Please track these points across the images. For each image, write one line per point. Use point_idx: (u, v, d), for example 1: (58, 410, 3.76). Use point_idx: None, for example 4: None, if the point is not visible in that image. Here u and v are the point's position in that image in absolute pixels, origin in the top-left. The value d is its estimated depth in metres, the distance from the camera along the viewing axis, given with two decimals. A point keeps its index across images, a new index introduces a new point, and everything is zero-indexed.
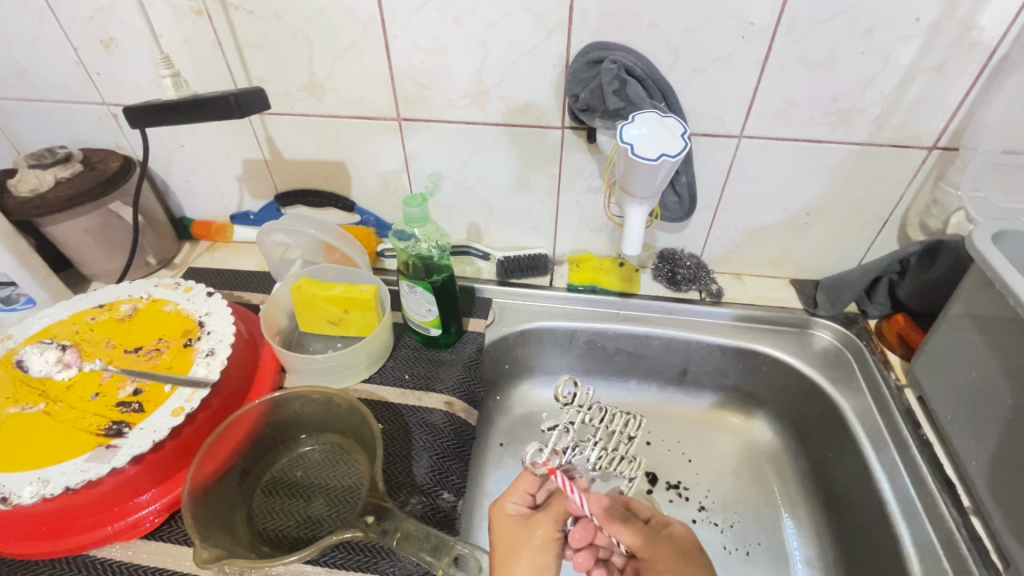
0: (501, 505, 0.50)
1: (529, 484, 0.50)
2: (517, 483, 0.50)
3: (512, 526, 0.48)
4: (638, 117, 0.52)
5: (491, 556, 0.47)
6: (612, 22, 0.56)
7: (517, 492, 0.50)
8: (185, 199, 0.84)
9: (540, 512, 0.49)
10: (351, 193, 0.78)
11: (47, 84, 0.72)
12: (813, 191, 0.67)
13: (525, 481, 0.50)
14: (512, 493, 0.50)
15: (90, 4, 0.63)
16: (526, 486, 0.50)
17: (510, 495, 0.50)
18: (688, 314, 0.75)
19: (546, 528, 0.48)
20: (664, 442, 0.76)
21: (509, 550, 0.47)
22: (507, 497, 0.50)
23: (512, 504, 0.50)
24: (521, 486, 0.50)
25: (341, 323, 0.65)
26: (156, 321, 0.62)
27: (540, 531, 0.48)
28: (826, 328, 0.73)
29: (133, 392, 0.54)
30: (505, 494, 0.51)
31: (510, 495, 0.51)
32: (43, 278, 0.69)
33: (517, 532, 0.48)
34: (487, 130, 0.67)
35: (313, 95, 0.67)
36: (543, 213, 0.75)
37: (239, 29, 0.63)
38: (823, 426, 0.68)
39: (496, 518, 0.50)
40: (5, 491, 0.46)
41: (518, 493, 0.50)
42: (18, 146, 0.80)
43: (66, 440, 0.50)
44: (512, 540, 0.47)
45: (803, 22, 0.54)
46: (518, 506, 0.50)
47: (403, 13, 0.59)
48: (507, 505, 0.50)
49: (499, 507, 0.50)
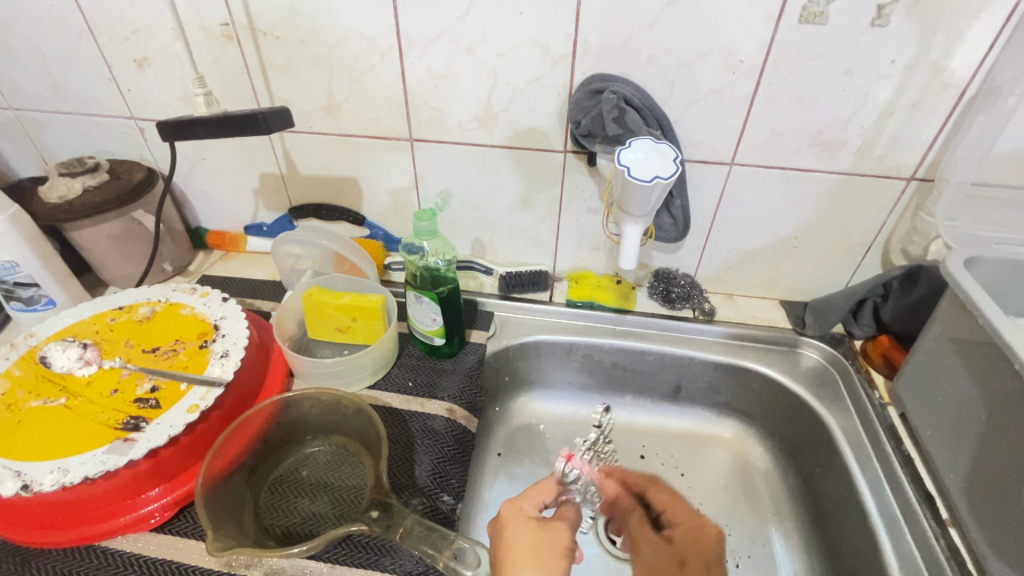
0: (518, 506, 0.52)
1: (547, 491, 0.54)
2: (537, 489, 0.54)
3: (527, 526, 0.50)
4: (634, 143, 0.56)
5: (504, 551, 0.47)
6: (612, 56, 0.61)
7: (535, 496, 0.54)
8: (202, 209, 0.87)
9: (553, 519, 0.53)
10: (361, 208, 0.82)
11: (79, 98, 0.76)
12: (800, 216, 0.71)
13: (544, 488, 0.54)
14: (530, 497, 0.53)
15: (128, 27, 0.68)
16: (545, 494, 0.54)
17: (527, 498, 0.53)
18: (681, 331, 0.78)
19: (561, 533, 0.51)
20: (657, 455, 0.78)
21: (525, 546, 0.48)
22: (523, 500, 0.53)
23: (529, 505, 0.52)
24: (541, 492, 0.54)
25: (348, 330, 0.68)
26: (172, 323, 0.65)
27: (560, 538, 0.51)
28: (813, 347, 0.75)
29: (151, 390, 0.56)
30: (521, 498, 0.53)
31: (527, 499, 0.53)
32: (64, 280, 0.72)
33: (533, 532, 0.49)
34: (493, 152, 0.71)
35: (330, 115, 0.72)
36: (544, 231, 0.78)
37: (266, 52, 0.67)
38: (812, 442, 0.71)
39: (511, 516, 0.51)
40: (27, 478, 0.49)
41: (535, 497, 0.53)
42: (45, 155, 0.84)
43: (86, 432, 0.52)
44: (528, 541, 0.48)
45: (788, 62, 0.58)
46: (534, 509, 0.53)
47: (420, 42, 0.63)
48: (522, 504, 0.52)
49: (516, 507, 0.52)
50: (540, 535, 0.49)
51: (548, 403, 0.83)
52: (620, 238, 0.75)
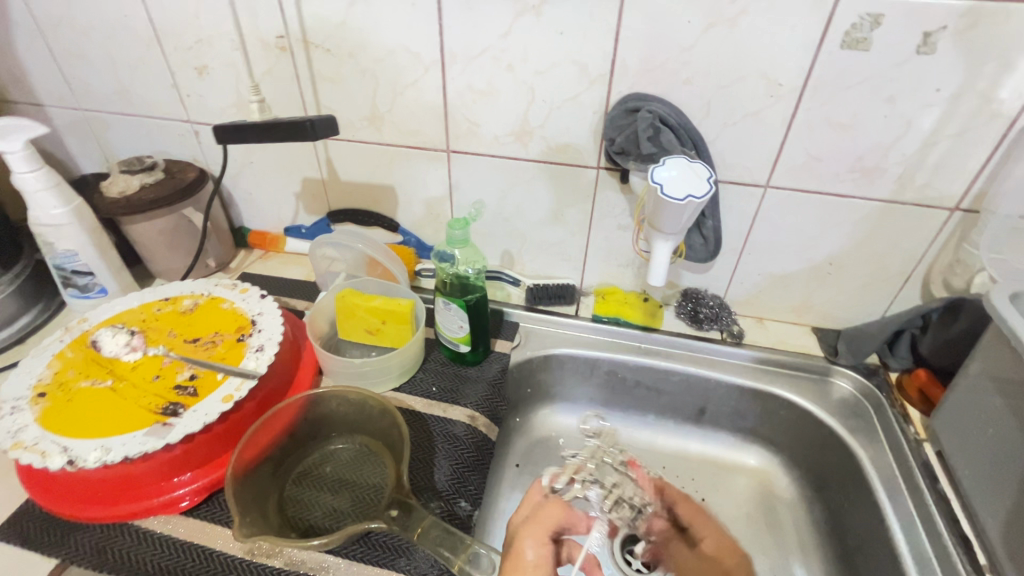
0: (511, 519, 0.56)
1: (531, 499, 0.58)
2: (525, 500, 0.58)
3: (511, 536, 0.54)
4: (668, 161, 0.56)
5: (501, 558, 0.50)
6: (650, 77, 0.62)
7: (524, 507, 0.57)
8: (246, 210, 0.91)
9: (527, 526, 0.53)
10: (396, 215, 0.84)
11: (143, 102, 0.82)
12: (834, 243, 0.70)
13: (532, 494, 0.58)
14: (522, 506, 0.57)
15: (192, 37, 0.73)
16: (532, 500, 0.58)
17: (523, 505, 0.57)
18: (708, 353, 0.77)
19: (530, 541, 0.51)
20: (679, 479, 0.77)
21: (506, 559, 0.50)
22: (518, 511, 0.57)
23: (522, 512, 0.56)
24: (529, 499, 0.58)
25: (377, 333, 0.70)
26: (213, 316, 0.68)
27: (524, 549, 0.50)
28: (845, 377, 0.73)
29: (190, 377, 0.59)
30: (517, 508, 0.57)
31: (522, 508, 0.57)
32: (116, 270, 0.77)
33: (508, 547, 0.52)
34: (527, 165, 0.73)
35: (372, 125, 0.75)
36: (574, 245, 0.79)
37: (317, 64, 0.71)
38: (840, 475, 0.69)
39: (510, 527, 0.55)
40: (72, 454, 0.51)
41: (524, 507, 0.57)
42: (107, 153, 0.90)
43: (128, 414, 0.55)
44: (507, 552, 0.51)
45: (827, 87, 0.58)
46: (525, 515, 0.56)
47: (462, 58, 0.66)
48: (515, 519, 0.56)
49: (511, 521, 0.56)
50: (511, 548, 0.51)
51: (569, 418, 0.83)
52: (649, 255, 0.73)
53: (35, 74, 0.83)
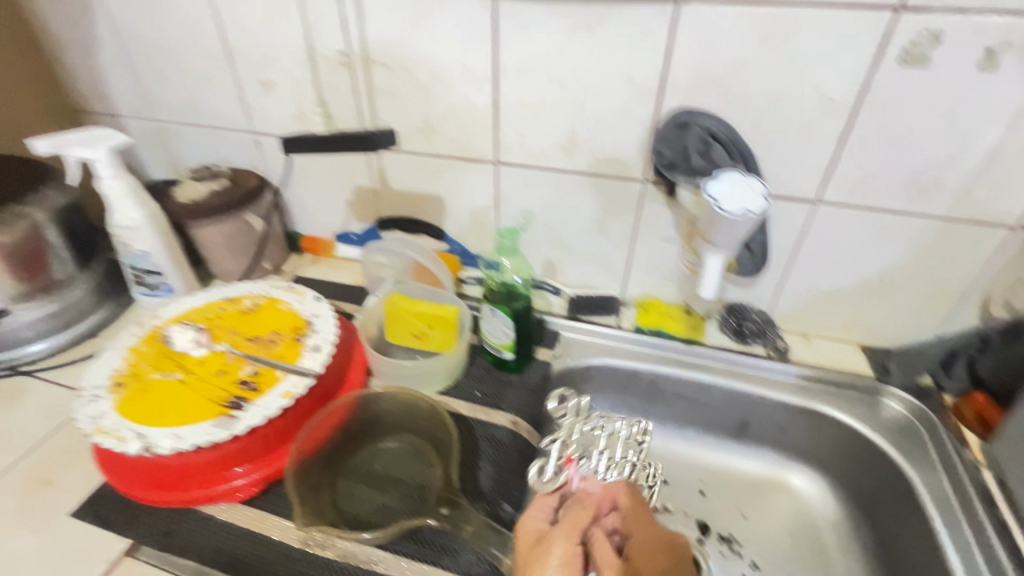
0: (524, 525, 0.53)
1: (544, 503, 0.54)
2: (535, 504, 0.54)
3: (532, 544, 0.51)
4: (721, 176, 0.57)
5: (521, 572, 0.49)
6: (700, 92, 0.63)
7: (535, 510, 0.54)
8: (299, 216, 0.95)
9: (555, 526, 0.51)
10: (442, 223, 0.87)
11: (211, 113, 0.87)
12: (886, 259, 0.68)
13: (541, 499, 0.55)
14: (532, 512, 0.54)
15: (261, 54, 0.78)
16: (546, 502, 0.55)
17: (532, 512, 0.54)
18: (751, 368, 0.76)
19: (562, 539, 0.49)
20: (718, 494, 0.76)
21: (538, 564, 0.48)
22: (530, 517, 0.53)
23: (536, 518, 0.53)
24: (539, 504, 0.54)
25: (423, 338, 0.72)
26: (272, 316, 0.71)
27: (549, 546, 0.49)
28: (896, 398, 0.71)
29: (252, 373, 0.63)
30: (526, 515, 0.54)
31: (532, 513, 0.54)
32: (182, 270, 0.82)
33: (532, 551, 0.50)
34: (573, 177, 0.74)
35: (425, 137, 0.78)
36: (617, 256, 0.80)
37: (375, 78, 0.75)
38: (889, 498, 0.67)
39: (524, 535, 0.52)
40: (148, 441, 0.55)
41: (538, 511, 0.54)
42: (175, 161, 0.96)
43: (197, 406, 0.59)
44: (532, 561, 0.48)
45: (882, 103, 0.58)
46: (539, 520, 0.53)
47: (514, 73, 0.68)
48: (528, 523, 0.53)
49: (524, 528, 0.52)
50: (536, 549, 0.49)
51: None
52: (700, 268, 0.72)
53: (115, 88, 0.90)
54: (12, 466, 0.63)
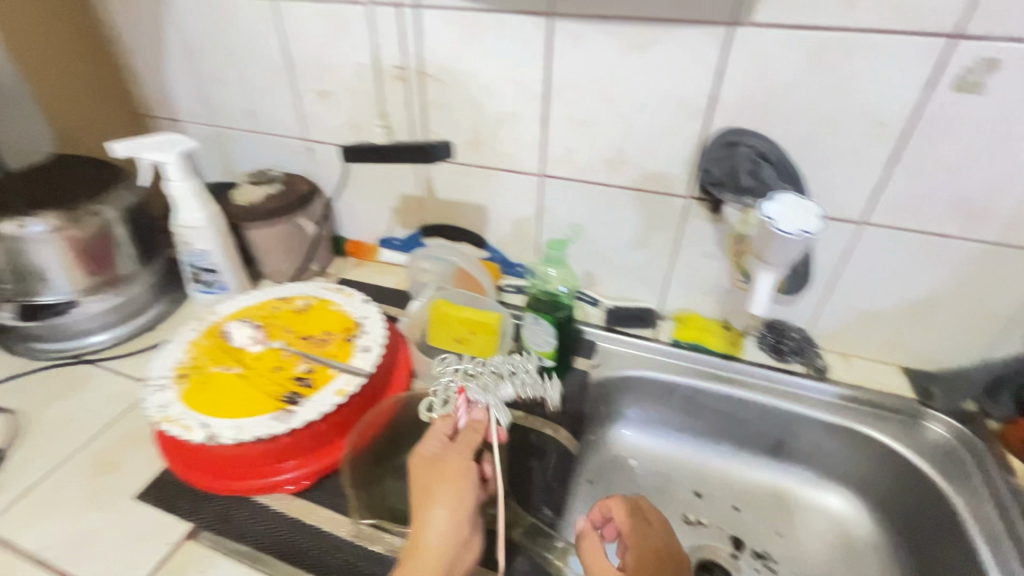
0: (417, 450, 0.57)
1: (441, 427, 0.58)
2: (432, 429, 0.58)
3: (426, 469, 0.55)
4: (777, 197, 0.58)
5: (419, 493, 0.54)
6: (749, 113, 0.64)
7: (431, 436, 0.58)
8: (345, 221, 0.99)
9: (450, 450, 0.56)
10: (484, 232, 0.89)
11: (268, 120, 0.91)
12: (931, 282, 0.68)
13: (437, 425, 0.58)
14: (426, 437, 0.58)
15: (320, 66, 0.82)
16: (441, 428, 0.58)
17: (427, 438, 0.58)
18: (790, 385, 0.76)
19: (457, 462, 0.55)
20: (752, 510, 0.77)
21: (433, 493, 0.53)
22: (425, 442, 0.57)
23: (431, 443, 0.57)
24: (433, 429, 0.58)
25: (464, 342, 0.74)
26: (323, 316, 0.74)
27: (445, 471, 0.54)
28: (939, 422, 0.70)
29: (307, 370, 0.65)
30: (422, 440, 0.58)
31: (427, 439, 0.57)
32: (236, 269, 0.85)
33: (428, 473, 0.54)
34: (617, 192, 0.76)
35: (473, 149, 0.80)
36: (656, 270, 0.81)
37: (429, 92, 0.78)
38: (931, 523, 0.67)
39: (417, 458, 0.56)
40: (212, 431, 0.58)
41: (433, 436, 0.58)
42: (229, 164, 1.00)
43: (257, 399, 0.62)
44: (426, 485, 0.54)
45: (934, 128, 0.58)
46: (434, 445, 0.57)
47: (566, 90, 0.70)
48: (422, 448, 0.57)
49: (416, 454, 0.57)
50: (436, 470, 0.54)
51: (641, 439, 0.83)
52: (749, 286, 0.72)
53: (178, 94, 0.94)
54: (80, 450, 0.66)
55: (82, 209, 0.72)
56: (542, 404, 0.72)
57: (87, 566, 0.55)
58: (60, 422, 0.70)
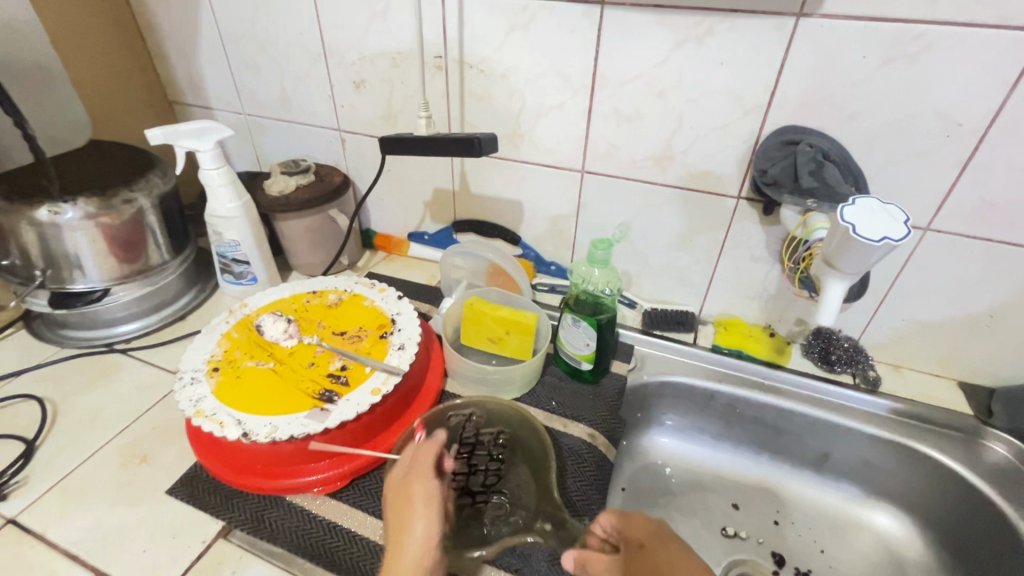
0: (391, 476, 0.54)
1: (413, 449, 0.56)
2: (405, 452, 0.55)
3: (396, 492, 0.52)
4: (858, 203, 0.55)
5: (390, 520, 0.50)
6: (811, 110, 0.61)
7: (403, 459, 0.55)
8: (375, 214, 0.97)
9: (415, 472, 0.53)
10: (518, 229, 0.87)
11: (301, 110, 0.90)
12: (999, 294, 0.64)
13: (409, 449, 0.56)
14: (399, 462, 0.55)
15: (357, 54, 0.79)
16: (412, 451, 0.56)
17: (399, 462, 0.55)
18: (838, 397, 0.73)
19: (423, 481, 0.51)
20: (795, 525, 0.74)
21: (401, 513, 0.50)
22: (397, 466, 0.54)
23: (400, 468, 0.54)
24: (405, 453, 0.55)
25: (499, 342, 0.72)
26: (356, 312, 0.72)
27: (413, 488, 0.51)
28: (1000, 441, 0.67)
29: (341, 367, 0.64)
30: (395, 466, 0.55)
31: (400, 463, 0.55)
32: (267, 260, 0.84)
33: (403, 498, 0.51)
34: (662, 190, 0.73)
35: (511, 142, 0.78)
36: (699, 272, 0.78)
37: (468, 82, 0.75)
38: (992, 549, 0.63)
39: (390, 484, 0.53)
40: (246, 428, 0.57)
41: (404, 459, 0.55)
42: (260, 154, 0.99)
43: (291, 397, 0.60)
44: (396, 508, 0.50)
45: (1017, 128, 0.55)
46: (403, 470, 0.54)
47: (613, 83, 0.67)
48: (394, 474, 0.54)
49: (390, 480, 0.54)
50: (402, 495, 0.51)
51: (678, 446, 0.81)
52: (813, 297, 0.69)
53: (211, 82, 0.93)
54: (111, 441, 0.66)
55: (116, 196, 0.71)
56: (580, 408, 0.69)
57: (119, 561, 0.54)
58: (92, 411, 0.69)
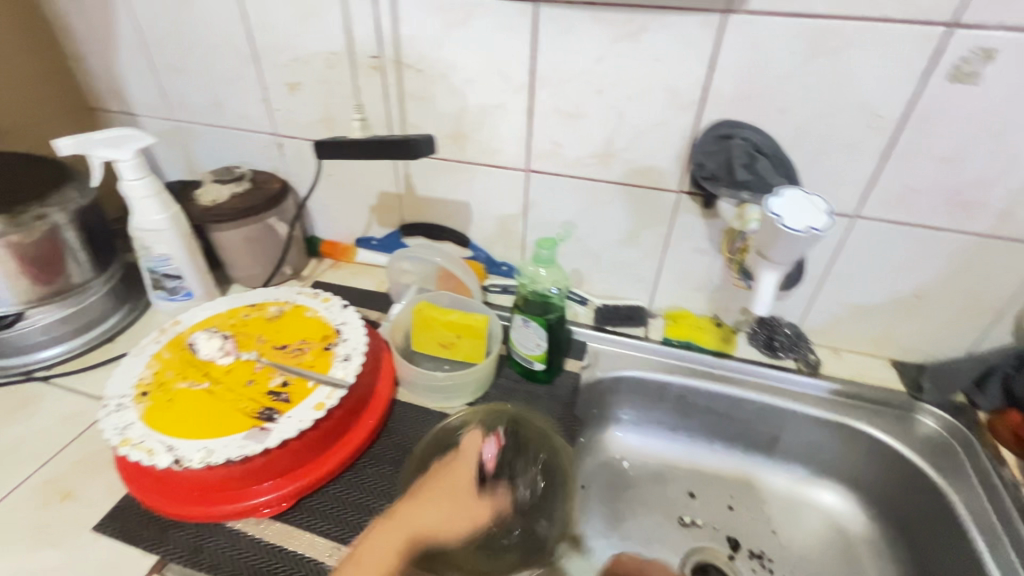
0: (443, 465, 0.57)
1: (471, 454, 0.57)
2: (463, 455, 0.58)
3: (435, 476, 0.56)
4: (784, 193, 0.57)
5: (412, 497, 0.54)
6: (743, 104, 0.62)
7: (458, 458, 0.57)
8: (319, 221, 0.94)
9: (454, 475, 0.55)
10: (468, 230, 0.86)
11: (233, 114, 0.85)
12: (924, 275, 0.68)
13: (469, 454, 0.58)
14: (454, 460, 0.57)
15: (289, 55, 0.76)
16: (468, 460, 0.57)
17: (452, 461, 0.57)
18: (783, 382, 0.76)
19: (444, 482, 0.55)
20: (748, 509, 0.75)
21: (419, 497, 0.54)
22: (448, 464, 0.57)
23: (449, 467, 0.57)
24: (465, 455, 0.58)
25: (451, 347, 0.71)
26: (299, 324, 0.69)
27: (463, 491, 0.55)
28: (929, 414, 0.71)
29: (282, 384, 0.61)
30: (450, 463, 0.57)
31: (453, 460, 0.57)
32: (202, 274, 0.79)
33: (444, 480, 0.55)
34: (606, 187, 0.73)
35: (455, 143, 0.77)
36: (647, 267, 0.79)
37: (406, 82, 0.73)
38: (928, 518, 0.66)
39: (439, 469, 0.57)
40: (178, 454, 0.54)
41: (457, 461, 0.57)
42: (192, 161, 0.94)
43: (227, 418, 0.57)
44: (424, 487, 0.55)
45: (930, 118, 0.57)
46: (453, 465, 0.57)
47: (553, 81, 0.67)
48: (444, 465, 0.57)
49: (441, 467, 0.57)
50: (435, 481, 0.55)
51: (634, 439, 0.81)
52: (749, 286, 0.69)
53: (133, 86, 0.88)
54: (30, 478, 0.61)
55: (25, 212, 0.65)
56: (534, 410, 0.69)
57: None
58: (8, 446, 0.64)
